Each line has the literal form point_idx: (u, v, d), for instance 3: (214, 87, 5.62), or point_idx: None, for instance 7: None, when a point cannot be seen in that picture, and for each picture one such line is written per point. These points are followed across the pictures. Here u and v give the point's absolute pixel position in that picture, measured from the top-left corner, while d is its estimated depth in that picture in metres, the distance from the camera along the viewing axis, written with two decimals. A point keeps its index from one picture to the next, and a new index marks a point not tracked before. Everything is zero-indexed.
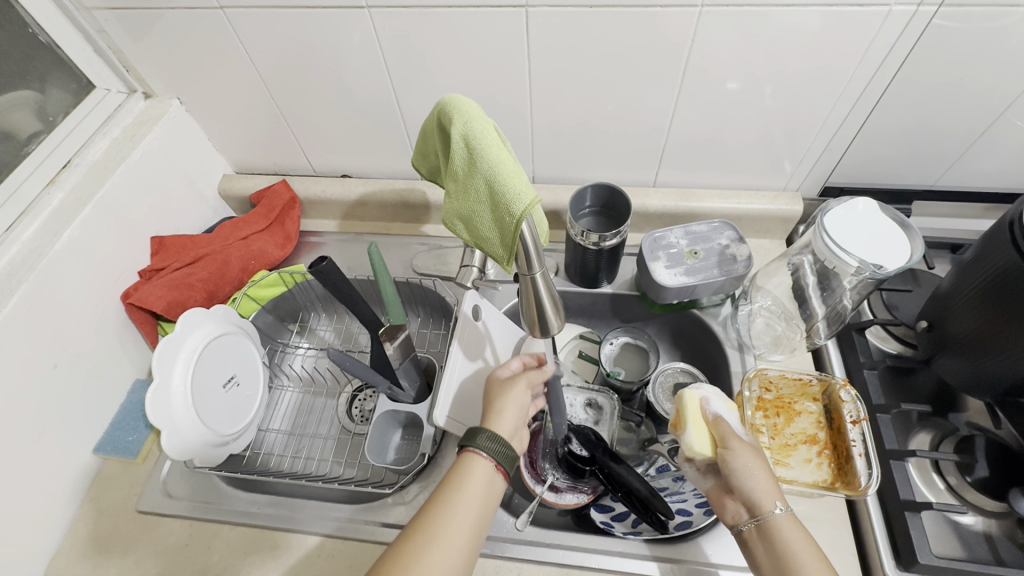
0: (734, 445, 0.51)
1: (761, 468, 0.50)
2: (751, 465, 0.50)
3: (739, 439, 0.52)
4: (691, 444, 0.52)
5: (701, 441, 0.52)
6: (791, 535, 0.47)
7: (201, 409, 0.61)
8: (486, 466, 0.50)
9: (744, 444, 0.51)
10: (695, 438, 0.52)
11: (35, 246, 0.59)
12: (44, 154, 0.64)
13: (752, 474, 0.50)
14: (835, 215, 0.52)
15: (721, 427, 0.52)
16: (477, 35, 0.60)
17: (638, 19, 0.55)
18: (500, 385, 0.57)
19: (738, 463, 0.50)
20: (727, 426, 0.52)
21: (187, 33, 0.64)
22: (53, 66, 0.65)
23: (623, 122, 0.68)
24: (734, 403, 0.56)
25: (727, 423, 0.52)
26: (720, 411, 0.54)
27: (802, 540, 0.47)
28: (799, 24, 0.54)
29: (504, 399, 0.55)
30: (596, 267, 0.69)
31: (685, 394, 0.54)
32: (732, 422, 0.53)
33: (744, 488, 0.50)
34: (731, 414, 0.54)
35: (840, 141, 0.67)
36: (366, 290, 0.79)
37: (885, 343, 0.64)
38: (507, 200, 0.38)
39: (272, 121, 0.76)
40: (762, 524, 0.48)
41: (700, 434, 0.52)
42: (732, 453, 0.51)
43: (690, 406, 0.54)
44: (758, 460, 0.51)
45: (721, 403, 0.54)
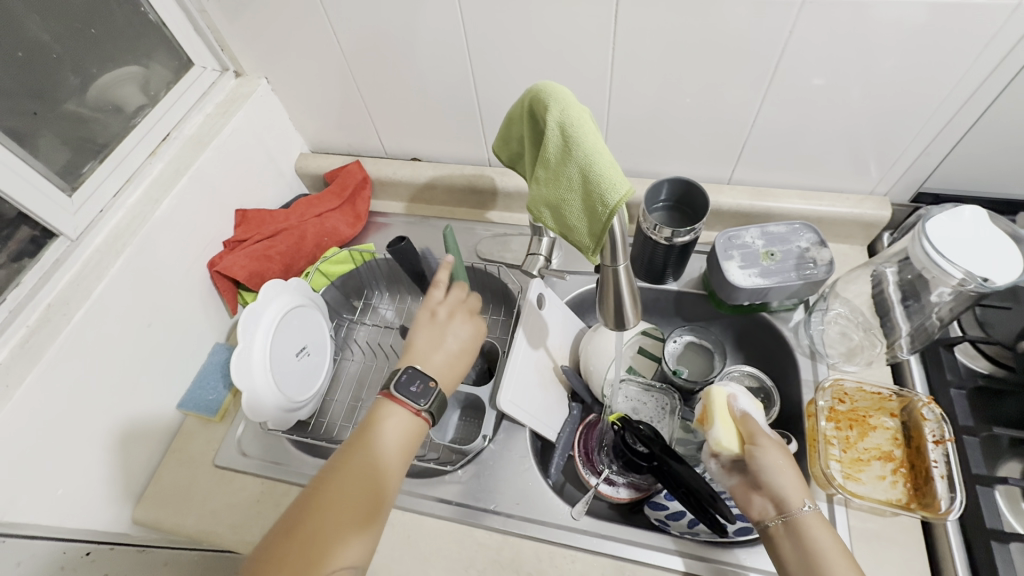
0: (763, 442, 0.51)
1: (791, 467, 0.50)
2: (779, 461, 0.50)
3: (767, 436, 0.52)
4: (719, 438, 0.52)
5: (728, 436, 0.52)
6: (820, 533, 0.46)
7: (278, 374, 0.64)
8: (405, 417, 0.52)
9: (773, 441, 0.51)
10: (723, 433, 0.52)
11: (137, 212, 0.64)
12: (147, 127, 0.68)
13: (782, 471, 0.49)
14: (940, 222, 0.48)
15: (749, 424, 0.52)
16: (564, 22, 0.59)
17: (732, 8, 0.54)
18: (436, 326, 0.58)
19: (766, 459, 0.50)
20: (754, 422, 0.52)
21: (279, 14, 0.67)
22: (158, 44, 0.69)
23: (704, 114, 0.66)
24: (760, 404, 0.55)
25: (754, 420, 0.52)
26: (746, 409, 0.54)
27: (830, 539, 0.45)
28: (910, 16, 0.51)
29: (440, 346, 0.56)
30: (664, 263, 0.68)
31: (714, 389, 0.54)
32: (758, 421, 0.53)
33: (773, 483, 0.49)
34: (756, 411, 0.54)
35: (941, 144, 0.62)
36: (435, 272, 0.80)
37: (975, 361, 0.59)
38: (601, 189, 0.38)
39: (350, 102, 0.78)
40: (792, 520, 0.47)
41: (727, 429, 0.52)
42: (760, 448, 0.50)
43: (719, 401, 0.54)
44: (785, 458, 0.50)
45: (749, 401, 0.54)
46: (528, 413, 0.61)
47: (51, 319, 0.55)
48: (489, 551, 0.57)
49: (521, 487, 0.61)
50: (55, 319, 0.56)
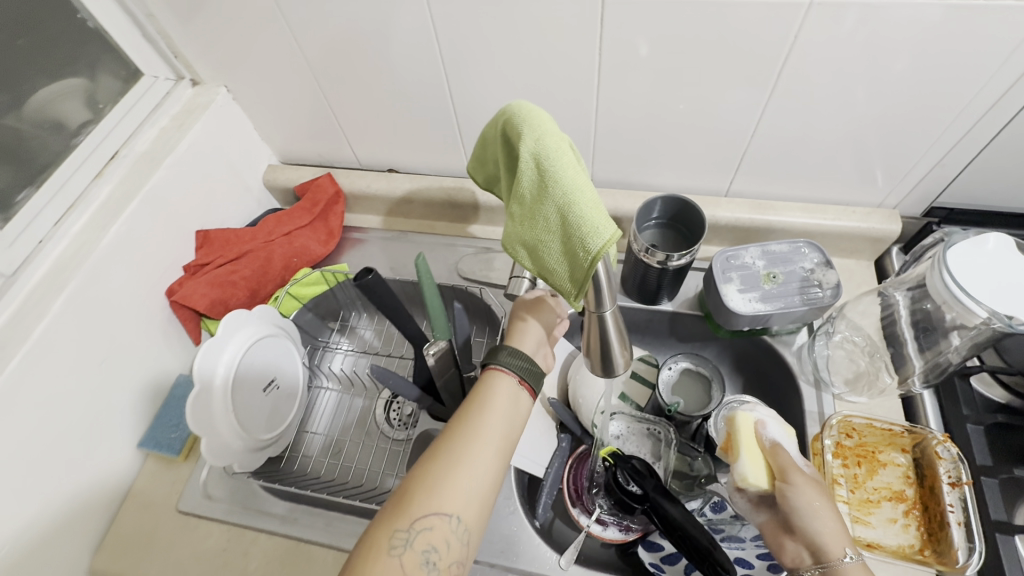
0: (795, 480, 0.46)
1: (826, 508, 0.45)
2: (817, 501, 0.45)
3: (801, 472, 0.47)
4: (746, 472, 0.48)
5: (756, 472, 0.48)
6: None
7: (241, 413, 0.59)
8: (509, 382, 0.48)
9: (807, 479, 0.47)
10: (750, 468, 0.48)
11: (83, 241, 0.58)
12: (93, 145, 0.62)
13: (817, 514, 0.45)
14: (961, 252, 0.43)
15: (780, 458, 0.48)
16: (545, 27, 0.54)
17: (730, 11, 0.48)
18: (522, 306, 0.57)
19: (801, 500, 0.45)
20: (785, 455, 0.48)
21: (234, 18, 0.61)
22: (102, 53, 0.63)
23: (698, 123, 0.61)
24: (791, 429, 0.51)
25: (786, 452, 0.48)
26: (776, 437, 0.50)
27: None
28: (931, 19, 0.45)
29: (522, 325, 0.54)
30: (657, 285, 0.63)
31: (739, 416, 0.51)
32: (791, 452, 0.49)
33: (810, 527, 0.44)
34: (788, 441, 0.50)
35: (956, 156, 0.57)
36: (410, 295, 0.76)
37: (990, 390, 0.55)
38: (583, 234, 0.33)
39: (320, 112, 0.72)
40: (830, 571, 0.42)
41: (755, 462, 0.48)
42: (794, 487, 0.46)
43: (744, 430, 0.50)
44: (823, 498, 0.46)
45: (779, 428, 0.50)
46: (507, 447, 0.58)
47: None
48: None
49: (505, 533, 0.57)
50: None
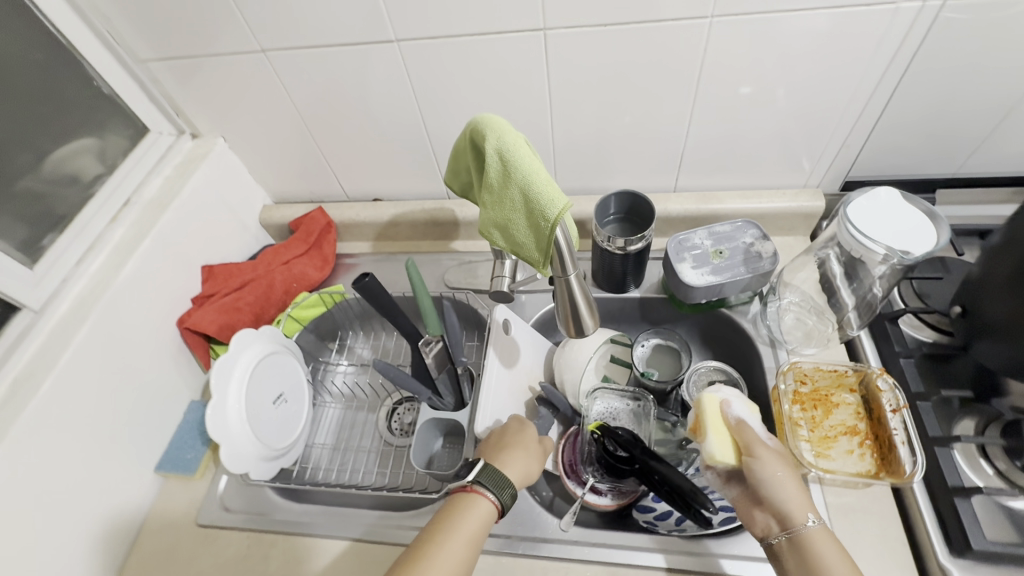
0: (759, 452, 0.51)
1: (788, 476, 0.50)
2: (780, 473, 0.50)
3: (764, 445, 0.52)
4: (713, 450, 0.52)
5: (723, 449, 0.52)
6: (825, 547, 0.46)
7: (255, 424, 0.64)
8: (486, 512, 0.52)
9: (769, 451, 0.51)
10: (717, 445, 0.52)
11: (100, 278, 0.64)
12: (107, 195, 0.69)
13: (781, 482, 0.49)
14: (858, 205, 0.53)
15: (744, 434, 0.52)
16: (499, 60, 0.64)
17: (649, 34, 0.59)
18: (512, 436, 0.59)
19: (765, 471, 0.50)
20: (750, 431, 0.52)
21: (230, 75, 0.70)
22: (113, 115, 0.70)
23: (641, 129, 0.71)
24: (755, 407, 0.55)
25: (750, 430, 0.52)
26: (741, 415, 0.54)
27: (837, 555, 0.46)
28: (809, 26, 0.57)
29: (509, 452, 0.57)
30: (623, 273, 0.71)
31: (704, 400, 0.55)
32: (754, 427, 0.53)
33: (775, 497, 0.49)
34: (752, 418, 0.54)
35: (857, 136, 0.68)
36: (410, 308, 0.82)
37: (920, 331, 0.63)
38: (541, 207, 0.41)
39: (309, 152, 0.81)
40: (796, 537, 0.47)
41: (721, 441, 0.52)
42: (757, 460, 0.50)
43: (710, 412, 0.54)
44: (784, 467, 0.50)
45: (744, 407, 0.54)
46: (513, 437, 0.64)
47: (19, 393, 0.55)
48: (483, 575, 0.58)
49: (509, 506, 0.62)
50: (22, 393, 0.55)
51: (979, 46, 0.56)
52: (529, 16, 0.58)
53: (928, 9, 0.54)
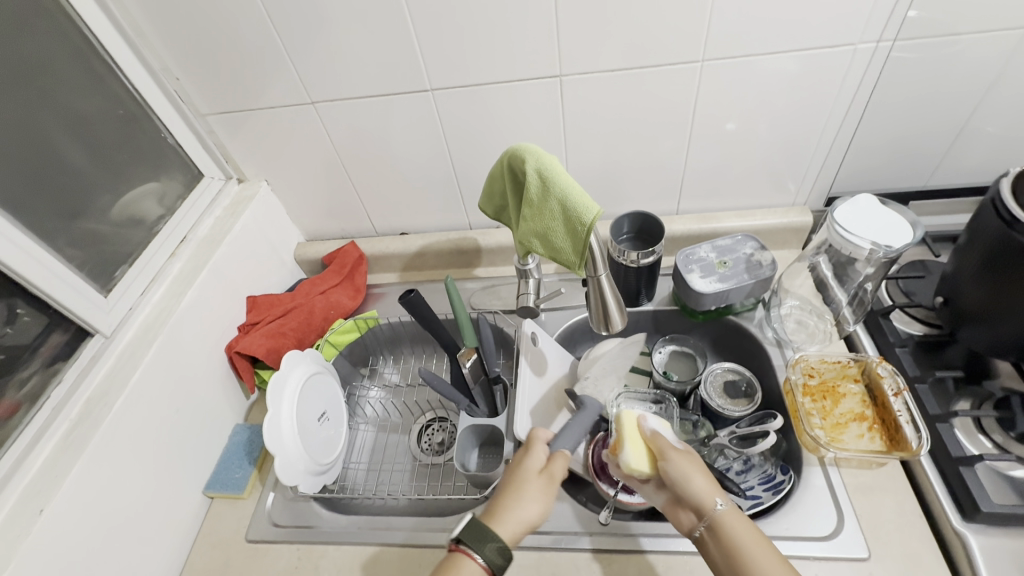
0: (670, 455, 0.55)
1: (698, 472, 0.54)
2: (692, 471, 0.54)
3: (675, 449, 0.56)
4: (631, 462, 0.55)
5: (638, 457, 0.56)
6: (736, 528, 0.50)
7: (304, 437, 0.68)
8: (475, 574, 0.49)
9: (680, 453, 0.56)
10: (634, 455, 0.56)
11: (163, 307, 0.70)
12: (168, 233, 0.76)
13: (692, 478, 0.54)
14: (842, 210, 0.61)
15: (657, 441, 0.57)
16: (520, 103, 0.73)
17: (650, 77, 0.69)
18: (516, 474, 0.57)
19: (678, 471, 0.54)
20: (662, 438, 0.57)
21: (279, 125, 0.78)
22: (174, 163, 0.79)
23: (645, 159, 0.80)
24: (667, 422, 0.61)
25: (660, 438, 0.57)
26: (654, 427, 0.59)
27: (747, 533, 0.50)
28: (785, 66, 0.67)
29: (509, 498, 0.54)
30: (637, 284, 0.77)
31: (622, 416, 0.59)
32: (666, 436, 0.58)
33: (687, 492, 0.53)
34: (665, 430, 0.59)
35: (834, 157, 0.78)
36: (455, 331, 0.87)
37: (910, 326, 0.70)
38: (578, 213, 0.48)
39: (344, 192, 0.89)
40: (712, 525, 0.51)
41: (637, 451, 0.56)
42: (670, 463, 0.55)
43: (627, 426, 0.58)
44: (692, 465, 0.55)
45: (656, 420, 0.59)
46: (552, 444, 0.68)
47: (93, 411, 0.59)
48: (529, 571, 0.60)
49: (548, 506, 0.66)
50: (96, 411, 0.60)
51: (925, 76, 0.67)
52: (548, 64, 0.68)
53: (881, 48, 0.65)
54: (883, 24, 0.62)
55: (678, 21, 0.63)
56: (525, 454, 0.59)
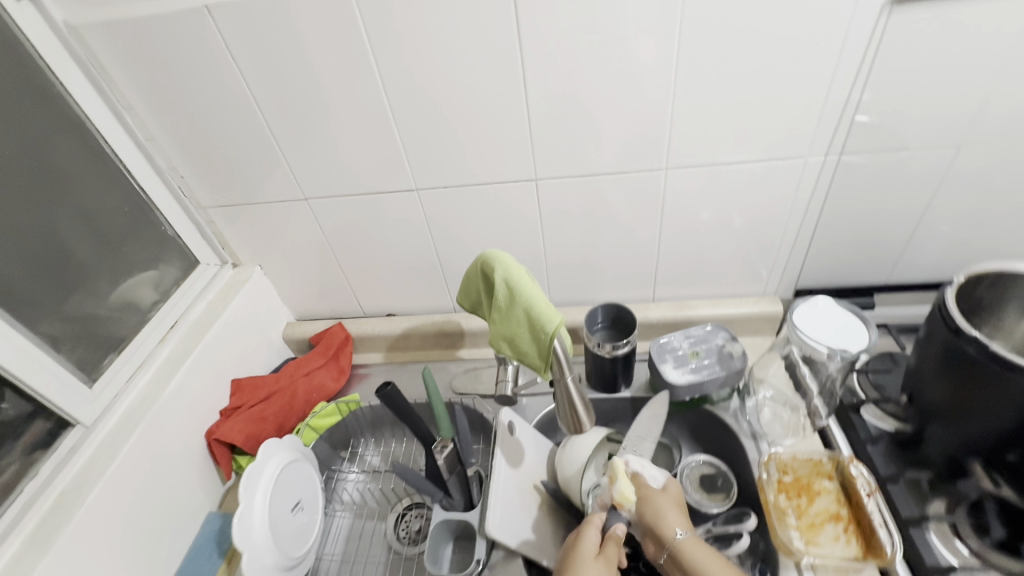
0: (653, 492, 0.60)
1: (675, 511, 0.58)
2: (665, 505, 0.59)
3: (656, 488, 0.61)
4: (620, 487, 0.60)
5: (627, 488, 0.60)
6: (701, 557, 0.54)
7: (275, 530, 0.67)
8: None
9: (662, 492, 0.60)
10: (624, 486, 0.60)
11: (148, 393, 0.71)
12: (160, 318, 0.79)
13: (669, 512, 0.58)
14: (801, 311, 0.64)
15: (643, 479, 0.61)
16: (499, 203, 0.78)
17: (619, 181, 0.74)
18: (577, 553, 0.57)
19: (658, 504, 0.59)
20: (648, 478, 0.61)
21: (274, 217, 0.83)
22: (173, 251, 0.83)
23: (619, 251, 0.84)
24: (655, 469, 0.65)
25: (645, 474, 0.62)
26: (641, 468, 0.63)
27: (712, 560, 0.53)
28: (742, 173, 0.72)
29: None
30: (614, 374, 0.79)
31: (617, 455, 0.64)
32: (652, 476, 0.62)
33: (662, 523, 0.57)
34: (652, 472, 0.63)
35: (799, 251, 0.82)
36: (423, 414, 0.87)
37: (882, 421, 0.70)
38: (542, 323, 0.51)
39: (333, 277, 0.93)
40: (679, 553, 0.54)
41: (626, 482, 0.61)
42: (653, 497, 0.59)
43: (620, 462, 0.63)
44: (671, 503, 0.59)
45: (643, 463, 0.64)
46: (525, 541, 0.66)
47: (66, 504, 0.60)
48: None
49: None
50: (69, 504, 0.60)
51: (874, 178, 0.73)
52: (524, 169, 0.74)
53: (830, 158, 0.70)
54: (829, 138, 0.68)
55: (642, 133, 0.69)
56: (584, 530, 0.59)
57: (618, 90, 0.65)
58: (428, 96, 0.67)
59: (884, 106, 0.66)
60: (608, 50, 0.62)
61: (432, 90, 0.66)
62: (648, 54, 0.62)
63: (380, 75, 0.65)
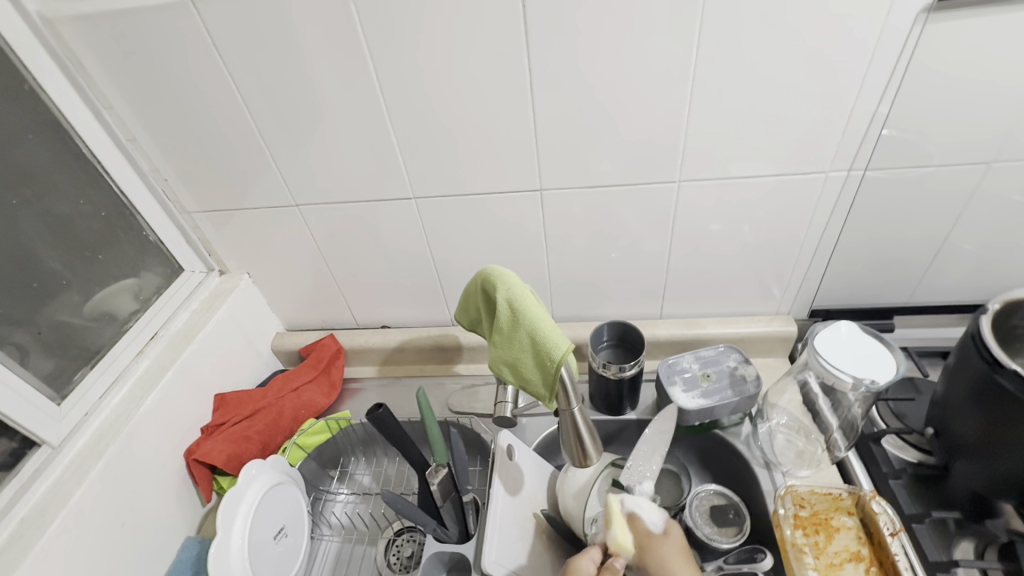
0: (653, 540, 0.54)
1: (679, 559, 0.53)
2: (669, 554, 0.53)
3: (657, 533, 0.55)
4: (616, 537, 0.54)
5: (624, 538, 0.54)
6: None
7: (256, 563, 0.63)
8: None
9: (663, 539, 0.55)
10: (620, 535, 0.55)
11: (122, 410, 0.67)
12: (139, 328, 0.74)
13: (671, 563, 0.52)
14: (823, 337, 0.60)
15: (641, 525, 0.56)
16: (502, 213, 0.74)
17: (629, 192, 0.70)
18: None
19: (659, 555, 0.53)
20: (645, 522, 0.56)
21: (264, 224, 0.79)
22: (155, 257, 0.79)
23: (626, 265, 0.80)
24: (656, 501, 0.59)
25: (643, 516, 0.56)
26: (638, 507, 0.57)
27: None
28: (759, 186, 0.68)
29: None
30: (619, 397, 0.75)
31: (609, 496, 0.58)
32: (651, 519, 0.56)
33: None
34: (651, 511, 0.57)
35: (816, 269, 0.78)
36: (415, 432, 0.83)
37: (904, 452, 0.67)
38: (548, 348, 0.47)
39: (326, 287, 0.88)
40: None
41: (623, 531, 0.55)
42: (654, 548, 0.54)
43: (614, 506, 0.57)
44: (675, 551, 0.54)
45: (640, 500, 0.57)
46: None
47: (25, 534, 0.55)
48: None
49: None
50: (28, 534, 0.55)
51: (897, 195, 0.69)
52: (529, 178, 0.70)
53: (854, 173, 0.66)
54: (853, 152, 0.64)
55: (655, 143, 0.65)
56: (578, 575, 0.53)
57: (631, 98, 0.61)
58: (428, 100, 0.63)
59: (912, 119, 0.62)
60: (622, 56, 0.58)
61: (434, 94, 0.62)
62: (664, 60, 0.58)
63: (377, 77, 0.61)
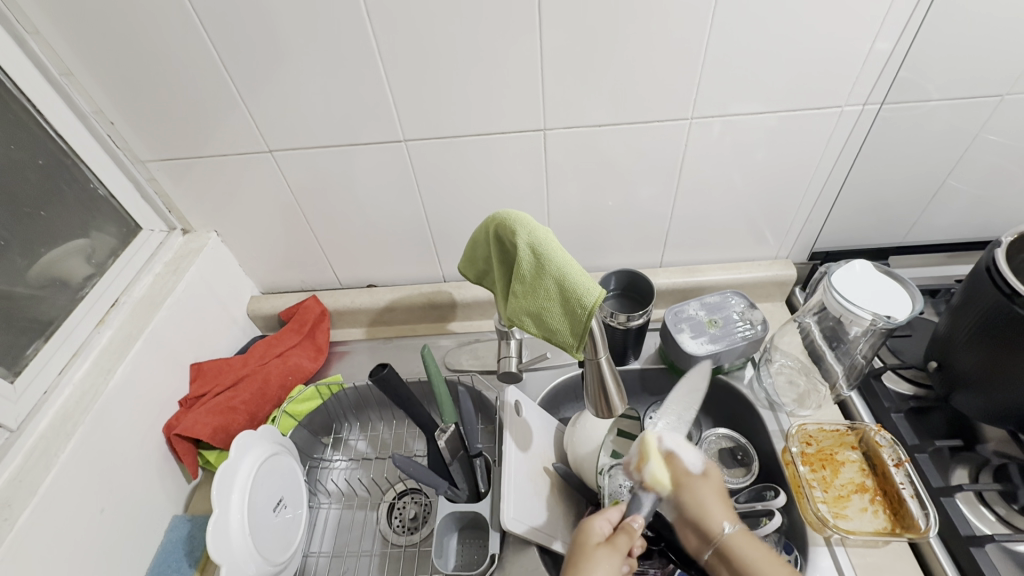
0: (692, 480, 0.54)
1: (715, 501, 0.53)
2: (707, 497, 0.53)
3: (693, 472, 0.54)
4: (653, 474, 0.53)
5: (663, 474, 0.54)
6: (748, 549, 0.49)
7: (256, 536, 0.59)
8: None
9: (699, 479, 0.54)
10: (657, 471, 0.54)
11: (88, 387, 0.60)
12: (97, 296, 0.66)
13: (708, 504, 0.53)
14: (839, 276, 0.60)
15: (678, 462, 0.55)
16: (503, 157, 0.69)
17: (638, 132, 0.66)
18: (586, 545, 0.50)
19: (697, 495, 0.53)
20: (682, 461, 0.55)
21: (232, 174, 0.71)
22: (108, 215, 0.69)
23: (629, 213, 0.77)
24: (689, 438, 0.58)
25: (682, 455, 0.55)
26: (674, 444, 0.56)
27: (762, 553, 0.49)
28: (772, 126, 0.66)
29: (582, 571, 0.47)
30: (624, 346, 0.73)
31: (646, 434, 0.56)
32: (686, 455, 0.55)
33: (701, 515, 0.52)
34: (686, 447, 0.56)
35: (818, 212, 0.77)
36: (424, 394, 0.80)
37: (900, 385, 0.69)
38: (578, 295, 0.43)
39: (306, 245, 0.81)
40: (722, 546, 0.50)
41: (661, 467, 0.54)
42: (693, 489, 0.53)
43: (650, 443, 0.55)
44: (712, 492, 0.53)
45: (676, 438, 0.56)
46: (540, 531, 0.59)
47: None
48: None
49: None
50: None
51: (903, 134, 0.68)
52: (531, 118, 0.64)
53: (867, 110, 0.64)
54: (869, 88, 0.62)
55: (668, 78, 0.61)
56: (595, 526, 0.52)
57: (646, 26, 0.56)
58: (422, 28, 0.56)
59: (930, 53, 0.60)
60: None
61: (430, 20, 0.55)
62: None
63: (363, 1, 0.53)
